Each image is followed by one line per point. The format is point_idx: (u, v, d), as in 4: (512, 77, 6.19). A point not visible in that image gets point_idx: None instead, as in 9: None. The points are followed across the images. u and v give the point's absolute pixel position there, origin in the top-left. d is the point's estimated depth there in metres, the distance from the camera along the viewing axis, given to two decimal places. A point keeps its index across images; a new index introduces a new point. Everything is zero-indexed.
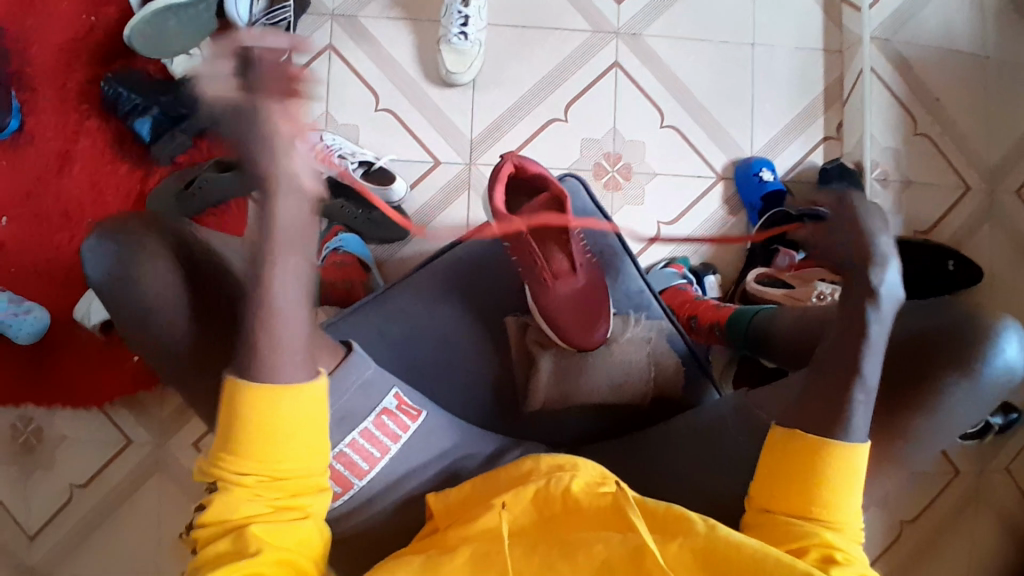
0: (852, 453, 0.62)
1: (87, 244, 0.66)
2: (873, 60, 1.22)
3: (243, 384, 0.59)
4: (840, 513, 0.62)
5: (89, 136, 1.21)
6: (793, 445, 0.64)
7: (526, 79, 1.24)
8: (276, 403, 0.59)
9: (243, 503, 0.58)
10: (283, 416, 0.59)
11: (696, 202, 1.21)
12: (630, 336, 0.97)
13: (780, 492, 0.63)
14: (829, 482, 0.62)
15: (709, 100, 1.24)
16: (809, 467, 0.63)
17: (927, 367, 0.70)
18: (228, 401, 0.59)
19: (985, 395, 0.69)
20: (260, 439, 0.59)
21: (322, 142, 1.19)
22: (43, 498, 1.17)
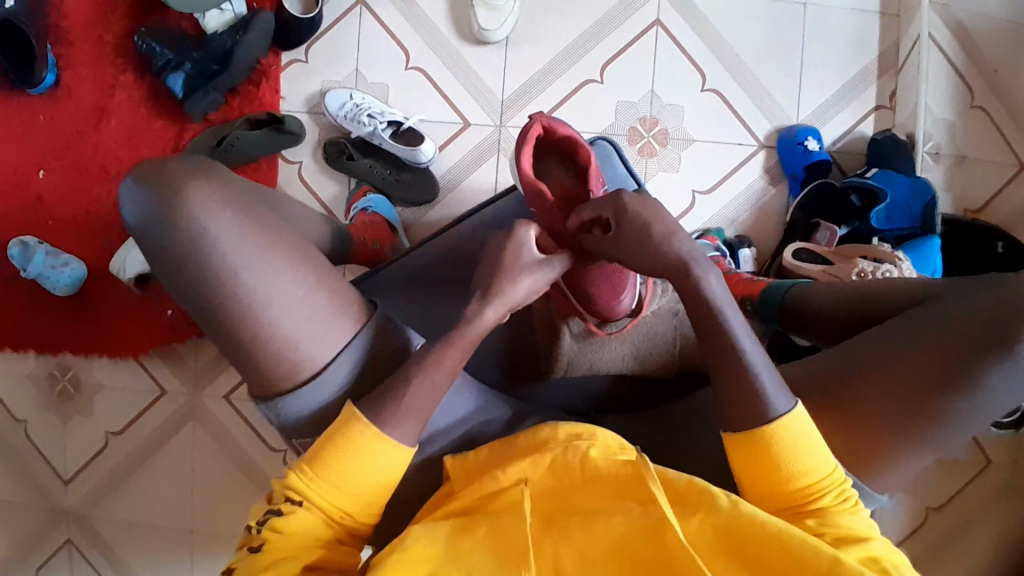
0: (793, 424, 0.64)
1: (121, 185, 0.64)
2: (932, 27, 1.13)
3: (362, 422, 0.63)
4: (826, 483, 0.64)
5: (123, 89, 1.21)
6: (742, 442, 0.65)
7: (561, 37, 1.19)
8: (369, 441, 0.63)
9: (306, 513, 0.62)
10: (370, 454, 0.63)
11: (734, 173, 1.16)
12: (657, 307, 0.93)
13: (756, 484, 0.65)
14: (791, 462, 0.63)
15: (755, 63, 1.17)
16: (770, 457, 0.64)
17: (973, 351, 0.66)
18: (339, 434, 0.64)
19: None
20: (345, 465, 0.63)
21: (351, 101, 1.16)
22: (83, 442, 1.22)
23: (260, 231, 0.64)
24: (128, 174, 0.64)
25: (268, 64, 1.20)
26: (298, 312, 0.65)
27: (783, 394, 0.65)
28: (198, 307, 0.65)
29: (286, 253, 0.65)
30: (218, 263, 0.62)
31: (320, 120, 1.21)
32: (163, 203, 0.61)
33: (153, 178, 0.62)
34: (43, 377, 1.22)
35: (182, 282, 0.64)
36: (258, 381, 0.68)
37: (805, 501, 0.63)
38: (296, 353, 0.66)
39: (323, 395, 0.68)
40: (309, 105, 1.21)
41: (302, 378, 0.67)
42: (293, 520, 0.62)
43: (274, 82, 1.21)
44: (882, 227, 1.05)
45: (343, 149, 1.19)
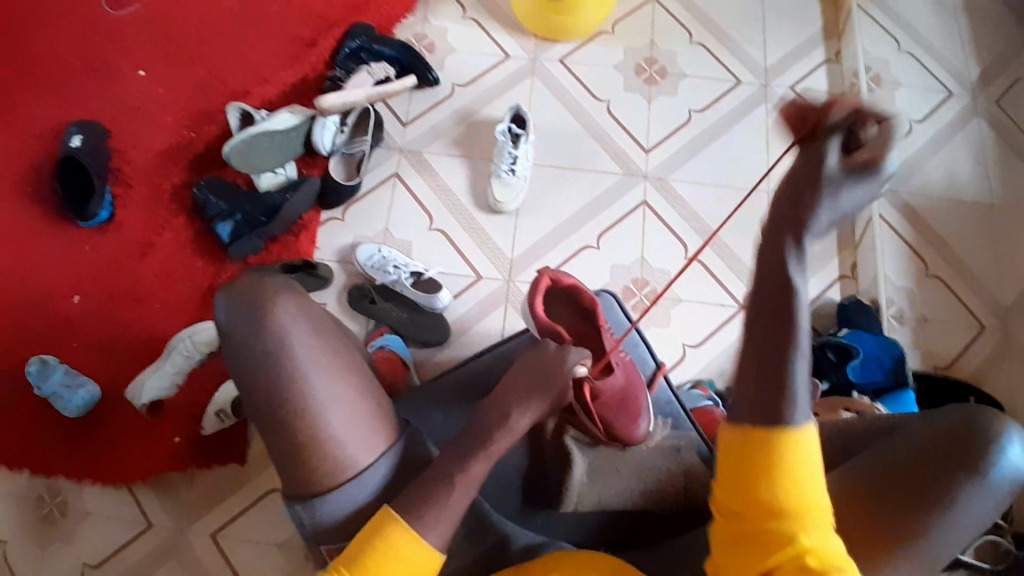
0: (804, 441, 0.59)
1: (217, 297, 0.78)
2: (882, 208, 1.36)
3: (396, 522, 0.69)
4: (810, 508, 0.59)
5: (173, 233, 1.35)
6: (739, 450, 0.61)
7: (565, 209, 1.38)
8: (402, 548, 0.68)
9: None
10: (401, 559, 0.68)
11: (718, 330, 1.28)
12: (659, 442, 0.98)
13: (736, 492, 0.61)
14: (785, 478, 0.59)
15: (731, 237, 1.35)
16: (762, 469, 0.59)
17: (940, 469, 0.71)
18: (374, 537, 0.69)
19: (995, 497, 0.71)
20: (378, 569, 0.67)
21: (379, 254, 1.31)
22: (54, 574, 1.15)
23: (327, 342, 0.77)
24: (224, 289, 0.78)
25: (307, 219, 1.37)
26: (344, 416, 0.75)
27: (803, 408, 0.60)
28: (257, 391, 0.74)
29: (341, 361, 0.78)
30: (280, 351, 0.74)
31: (347, 268, 1.35)
32: (254, 307, 0.75)
33: (234, 294, 0.77)
34: (29, 500, 1.19)
35: (246, 362, 0.75)
36: (299, 482, 0.75)
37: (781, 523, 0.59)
38: (339, 447, 0.74)
39: (355, 489, 0.75)
40: (339, 255, 1.36)
41: (342, 477, 0.75)
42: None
43: (310, 235, 1.37)
44: (859, 380, 1.15)
45: (366, 294, 1.31)
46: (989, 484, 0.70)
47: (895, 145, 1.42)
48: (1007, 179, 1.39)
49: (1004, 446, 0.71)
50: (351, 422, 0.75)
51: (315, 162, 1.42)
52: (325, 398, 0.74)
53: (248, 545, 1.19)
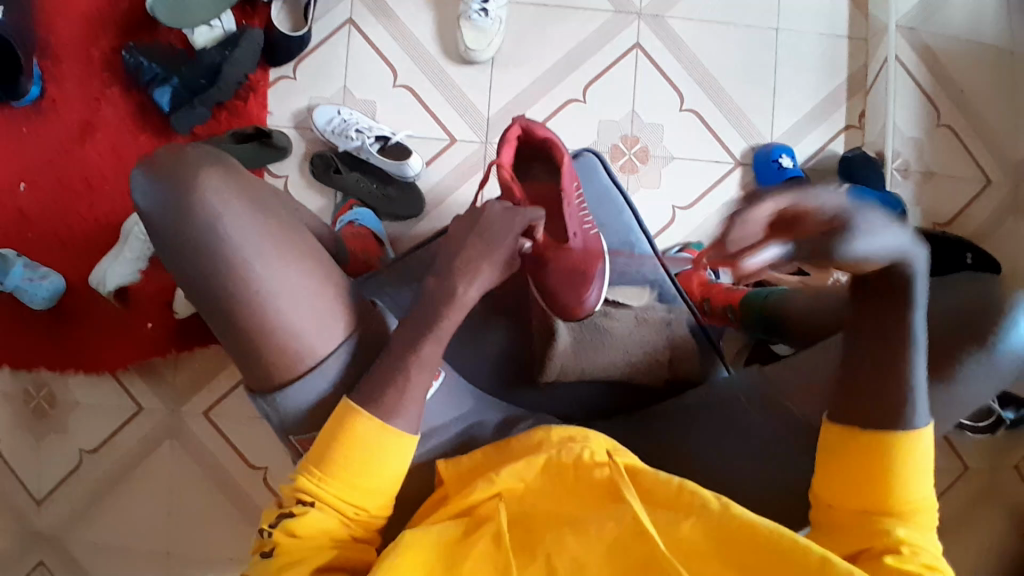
0: (923, 439, 0.59)
1: (132, 175, 0.65)
2: (899, 48, 1.19)
3: (365, 415, 0.63)
4: (923, 500, 0.59)
5: (111, 104, 1.21)
6: (849, 444, 0.61)
7: (546, 59, 1.23)
8: (373, 441, 0.63)
9: (318, 516, 0.62)
10: (373, 453, 0.63)
11: (714, 188, 1.20)
12: (644, 314, 0.92)
13: (842, 481, 0.61)
14: (900, 465, 0.59)
15: (730, 85, 1.22)
16: (877, 460, 0.59)
17: (949, 344, 0.67)
18: (344, 429, 0.63)
19: (1001, 371, 0.68)
20: (353, 467, 0.63)
21: (339, 117, 1.18)
22: (58, 461, 1.18)
23: (273, 220, 0.66)
24: (139, 165, 0.66)
25: (256, 80, 1.22)
26: (301, 301, 0.65)
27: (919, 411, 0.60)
28: (197, 292, 0.65)
29: (291, 245, 0.66)
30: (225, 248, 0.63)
31: (308, 135, 1.23)
32: (164, 189, 0.63)
33: (156, 173, 0.64)
34: (17, 394, 1.19)
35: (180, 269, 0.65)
36: (257, 373, 0.67)
37: (892, 510, 0.58)
38: (298, 336, 0.66)
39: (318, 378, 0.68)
40: (297, 121, 1.23)
41: (305, 367, 0.67)
42: (304, 523, 0.62)
43: (261, 98, 1.22)
44: None
45: (330, 163, 1.20)
46: (997, 361, 0.67)
47: None
48: None
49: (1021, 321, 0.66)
50: (313, 302, 0.66)
51: (255, 10, 1.23)
52: (276, 288, 0.64)
53: (241, 425, 1.20)
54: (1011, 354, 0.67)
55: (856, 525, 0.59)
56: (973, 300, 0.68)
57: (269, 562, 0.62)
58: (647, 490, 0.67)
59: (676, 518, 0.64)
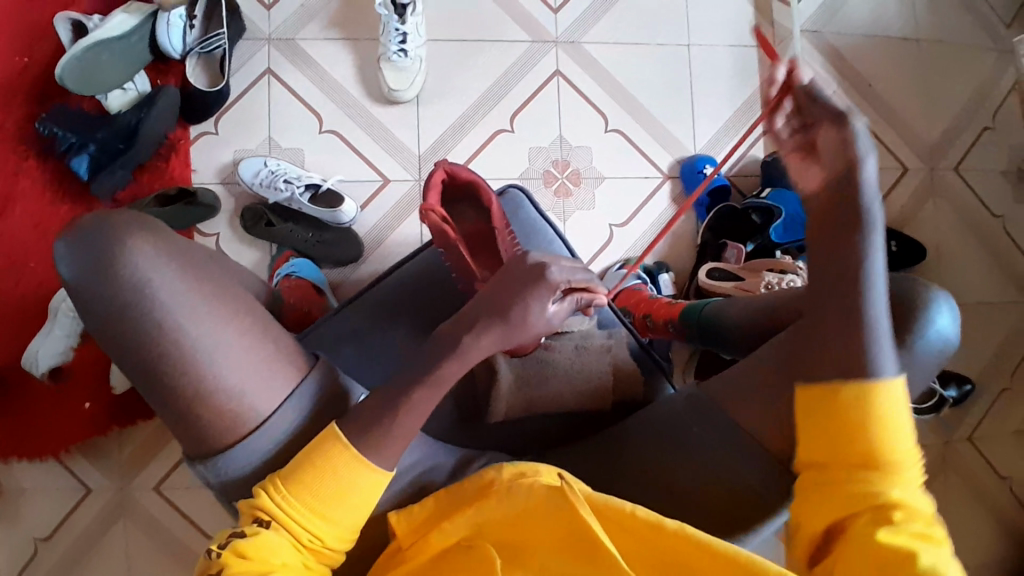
0: (894, 393, 0.61)
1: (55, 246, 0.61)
2: (804, 52, 1.28)
3: (344, 443, 0.62)
4: (905, 456, 0.60)
5: (26, 177, 1.16)
6: (824, 395, 0.63)
7: (470, 92, 1.24)
8: (344, 469, 0.62)
9: (281, 534, 0.60)
10: (344, 477, 0.62)
11: (646, 204, 1.23)
12: (589, 342, 0.93)
13: (819, 444, 0.62)
14: (877, 422, 0.60)
15: (651, 102, 1.26)
16: (854, 421, 0.61)
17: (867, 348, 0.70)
18: (318, 453, 0.62)
19: (928, 365, 0.70)
20: (321, 489, 0.61)
21: (266, 168, 1.17)
22: (6, 556, 1.12)
23: (204, 284, 0.62)
24: (62, 232, 0.61)
25: (176, 139, 1.19)
26: (236, 367, 0.63)
27: (886, 359, 0.62)
28: None
29: (223, 306, 0.63)
30: (145, 326, 0.59)
31: (236, 190, 1.21)
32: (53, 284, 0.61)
33: None
34: None
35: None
36: (190, 447, 0.65)
37: (874, 468, 0.60)
38: (234, 405, 0.63)
39: (250, 451, 0.64)
40: (222, 176, 1.21)
41: (246, 429, 0.64)
42: (261, 539, 0.59)
43: (184, 157, 1.20)
44: (782, 241, 1.14)
45: (261, 215, 1.18)
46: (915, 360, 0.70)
47: None
48: (932, 1, 1.31)
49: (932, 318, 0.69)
50: (248, 368, 0.64)
51: (169, 69, 1.21)
52: (207, 355, 0.61)
53: (196, 492, 1.16)
54: (926, 350, 0.69)
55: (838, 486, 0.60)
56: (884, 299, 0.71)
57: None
58: (609, 519, 0.67)
59: (642, 546, 0.66)
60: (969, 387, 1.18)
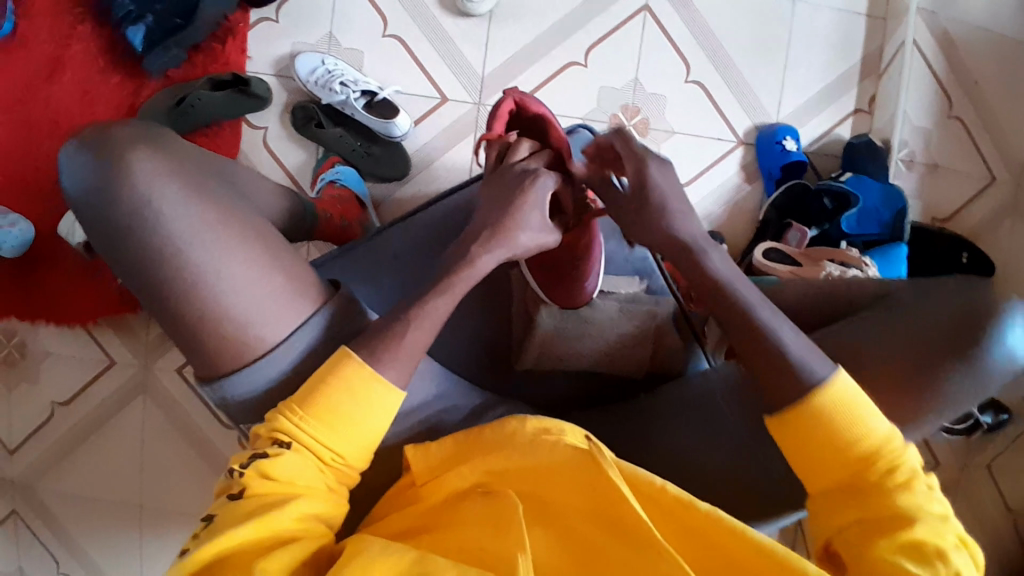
0: (841, 391, 0.51)
1: (64, 151, 0.61)
2: (917, 31, 1.13)
3: (356, 361, 0.58)
4: (893, 450, 0.50)
5: (76, 37, 1.10)
6: (787, 422, 0.52)
7: (547, 17, 1.15)
8: (364, 390, 0.57)
9: (299, 458, 0.55)
10: (362, 398, 0.57)
11: (713, 167, 1.15)
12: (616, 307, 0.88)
13: (805, 465, 0.52)
14: (853, 421, 0.50)
15: (741, 58, 1.16)
16: (822, 428, 0.51)
17: (928, 366, 0.57)
18: (333, 369, 0.57)
19: (987, 385, 0.57)
20: (338, 412, 0.56)
21: (323, 67, 1.10)
22: (28, 411, 1.16)
23: (224, 216, 0.60)
24: (73, 140, 0.61)
25: (234, 21, 1.12)
26: (268, 290, 0.61)
27: (816, 357, 0.53)
28: (160, 284, 0.59)
29: (242, 236, 0.61)
30: (196, 234, 0.58)
31: (288, 85, 1.15)
32: (112, 172, 0.58)
33: (121, 143, 0.59)
34: None
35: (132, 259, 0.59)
36: (222, 363, 0.62)
37: (867, 473, 0.50)
38: (264, 328, 0.61)
39: (280, 371, 0.62)
40: (278, 68, 1.14)
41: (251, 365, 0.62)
42: (279, 460, 0.54)
43: (240, 41, 1.13)
44: (851, 232, 1.06)
45: (313, 115, 1.13)
46: (978, 384, 0.57)
47: None
48: None
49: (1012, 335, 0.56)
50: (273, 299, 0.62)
51: None
52: (238, 278, 0.60)
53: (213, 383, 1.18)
54: (994, 370, 0.56)
55: (836, 507, 0.50)
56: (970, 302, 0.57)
57: (234, 509, 0.53)
58: (639, 489, 0.65)
59: (675, 518, 0.64)
60: (1007, 417, 1.13)
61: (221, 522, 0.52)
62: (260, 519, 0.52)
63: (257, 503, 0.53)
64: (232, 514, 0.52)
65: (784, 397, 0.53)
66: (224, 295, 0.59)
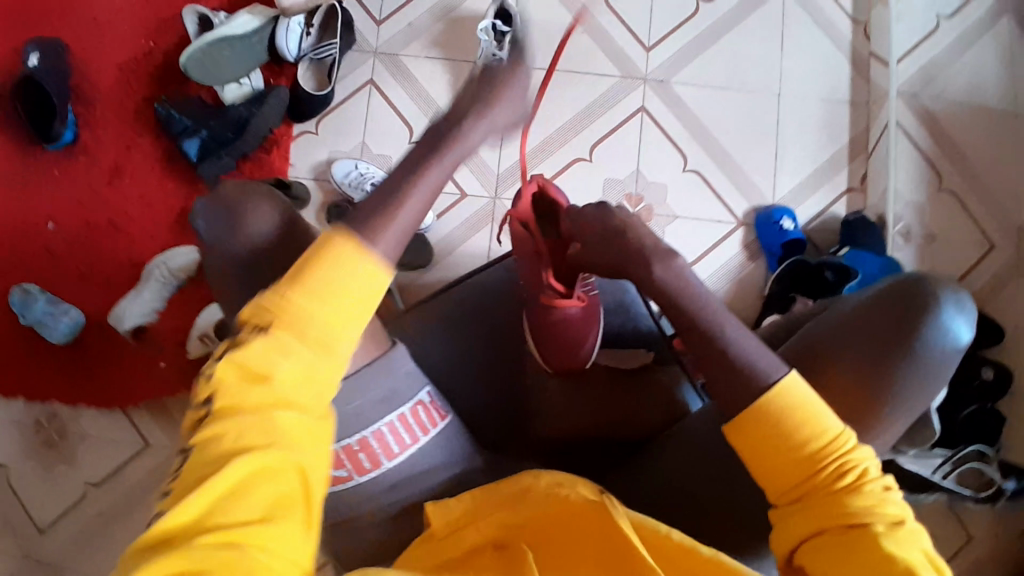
0: (793, 399, 0.54)
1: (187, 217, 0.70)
2: (899, 114, 1.24)
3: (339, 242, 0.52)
4: (843, 452, 0.52)
5: (141, 152, 1.27)
6: (743, 433, 0.54)
7: (555, 119, 1.28)
8: (342, 270, 0.52)
9: (274, 357, 0.49)
10: (340, 282, 0.51)
11: (716, 247, 1.22)
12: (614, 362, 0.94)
13: (764, 474, 0.54)
14: (801, 426, 0.53)
15: (734, 148, 1.26)
16: (774, 436, 0.53)
17: (880, 356, 0.61)
18: (315, 251, 0.52)
19: (941, 372, 0.61)
20: (318, 302, 0.51)
21: (356, 170, 1.25)
22: (63, 492, 1.20)
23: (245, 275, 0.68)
24: (203, 196, 0.70)
25: (280, 134, 1.29)
26: None
27: (770, 362, 0.56)
28: None
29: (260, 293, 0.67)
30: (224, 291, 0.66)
31: (325, 186, 1.29)
32: (237, 213, 0.67)
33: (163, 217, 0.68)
34: (29, 424, 1.22)
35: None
36: None
37: (818, 477, 0.52)
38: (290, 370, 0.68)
39: None
40: (316, 173, 1.29)
41: None
42: (258, 358, 0.49)
43: (284, 151, 1.29)
44: None
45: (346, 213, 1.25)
46: (926, 368, 0.60)
47: (919, 41, 1.28)
48: None
49: (944, 319, 0.61)
50: None
51: (283, 70, 1.31)
52: None
53: None
54: (936, 351, 0.60)
55: (791, 513, 0.53)
56: (903, 287, 0.62)
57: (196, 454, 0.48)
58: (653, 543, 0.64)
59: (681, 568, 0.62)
60: None
61: (190, 476, 0.47)
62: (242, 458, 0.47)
63: (230, 443, 0.47)
64: (207, 455, 0.47)
65: (735, 403, 0.55)
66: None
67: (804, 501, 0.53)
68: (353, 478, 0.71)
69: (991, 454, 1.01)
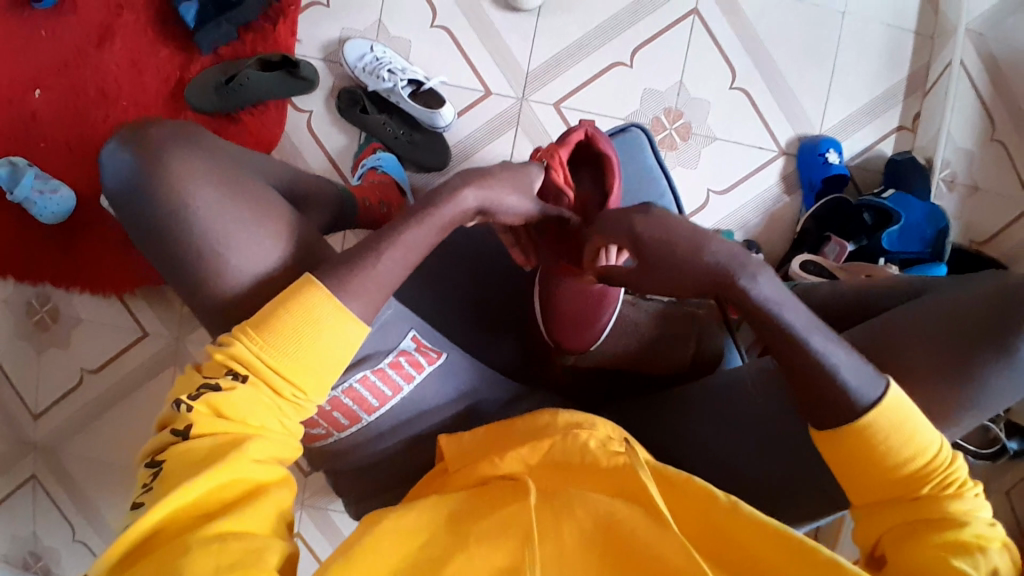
0: (898, 410, 0.52)
1: (105, 148, 0.60)
2: (965, 52, 1.13)
3: (320, 289, 0.53)
4: (943, 464, 0.52)
5: (132, 14, 1.13)
6: (841, 442, 0.53)
7: (596, 15, 1.15)
8: (320, 316, 0.53)
9: (253, 391, 0.51)
10: (321, 330, 0.53)
11: (753, 175, 1.15)
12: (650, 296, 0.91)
13: (854, 478, 0.54)
14: (905, 440, 0.52)
15: (787, 66, 1.16)
16: (875, 448, 0.52)
17: (960, 351, 0.57)
18: (290, 295, 0.53)
19: None
20: (297, 349, 0.52)
21: (371, 54, 1.10)
22: (56, 376, 1.17)
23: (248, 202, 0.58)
24: (114, 136, 0.60)
25: (287, 3, 1.14)
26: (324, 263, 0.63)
27: (872, 377, 0.53)
28: None
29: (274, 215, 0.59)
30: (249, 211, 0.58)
31: (335, 69, 1.16)
32: (161, 167, 0.57)
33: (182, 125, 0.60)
34: (18, 305, 1.16)
35: (166, 236, 0.56)
36: None
37: (917, 485, 0.52)
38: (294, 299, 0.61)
39: None
40: (325, 52, 1.16)
41: None
42: (232, 399, 0.50)
43: (290, 24, 1.14)
44: (891, 249, 1.02)
45: (358, 100, 1.13)
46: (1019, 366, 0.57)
47: None
48: None
49: None
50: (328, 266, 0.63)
51: None
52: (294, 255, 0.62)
53: None
54: None
55: (882, 514, 0.54)
56: (1009, 284, 0.58)
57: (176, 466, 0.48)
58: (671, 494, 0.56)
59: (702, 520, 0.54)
60: None
61: (162, 485, 0.47)
62: (213, 468, 0.47)
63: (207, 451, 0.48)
64: (180, 465, 0.48)
65: (833, 414, 0.54)
66: (268, 277, 0.58)
67: (898, 503, 0.53)
68: (333, 434, 0.70)
69: (1001, 415, 1.03)
